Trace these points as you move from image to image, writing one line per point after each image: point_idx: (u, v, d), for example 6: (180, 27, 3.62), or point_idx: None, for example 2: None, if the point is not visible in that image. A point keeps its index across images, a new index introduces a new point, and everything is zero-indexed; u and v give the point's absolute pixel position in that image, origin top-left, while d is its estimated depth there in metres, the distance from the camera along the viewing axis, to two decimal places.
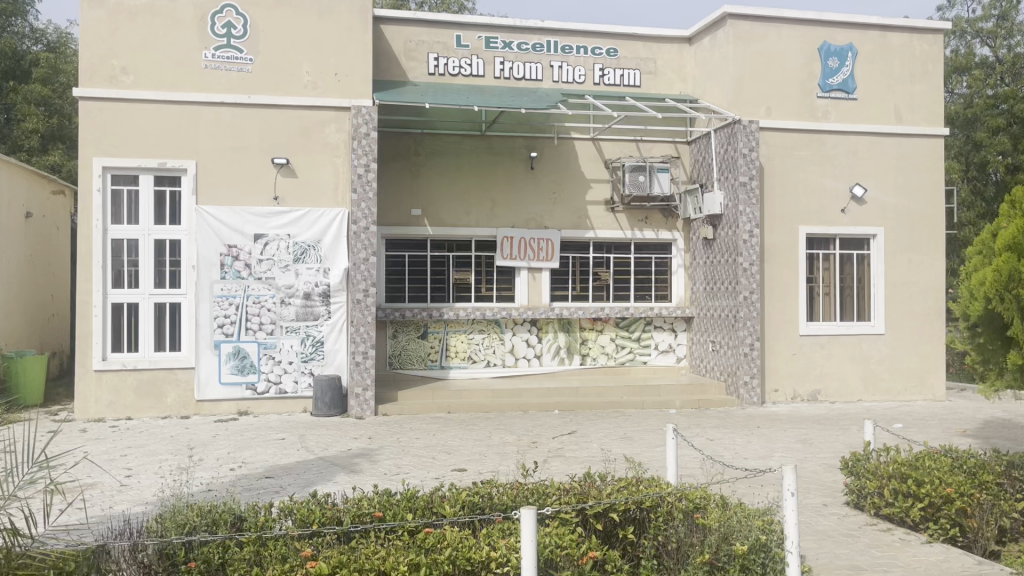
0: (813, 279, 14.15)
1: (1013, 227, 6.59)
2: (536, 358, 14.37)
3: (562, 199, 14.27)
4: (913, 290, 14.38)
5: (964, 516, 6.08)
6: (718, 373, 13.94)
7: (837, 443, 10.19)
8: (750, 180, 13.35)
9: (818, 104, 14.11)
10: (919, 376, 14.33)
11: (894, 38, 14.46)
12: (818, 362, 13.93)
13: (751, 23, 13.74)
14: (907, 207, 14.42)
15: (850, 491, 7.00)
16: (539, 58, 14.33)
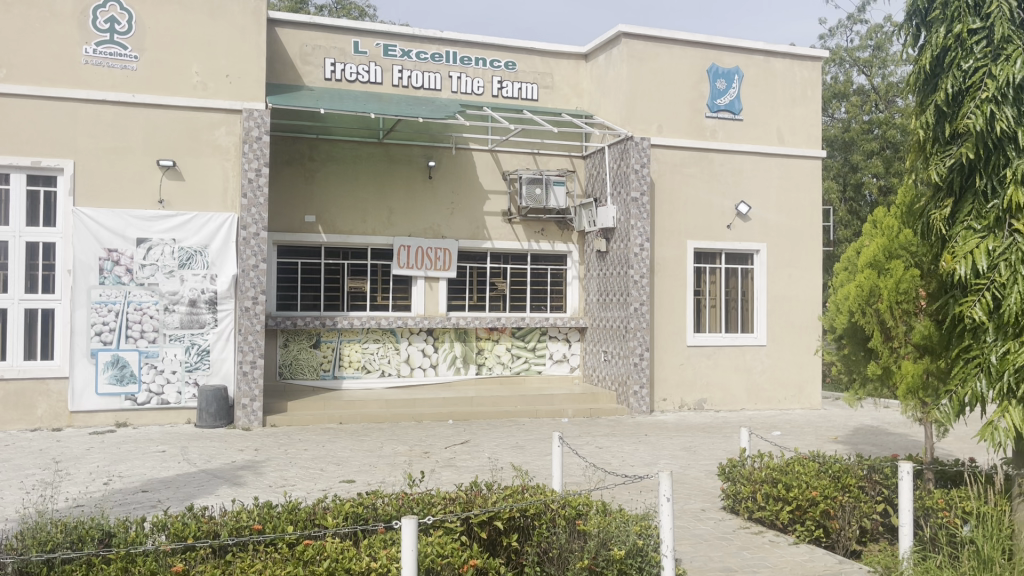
0: (700, 292, 14.66)
1: (874, 246, 7.09)
2: (431, 368, 14.34)
3: (459, 210, 14.32)
4: (793, 303, 15.10)
5: (827, 518, 6.45)
6: (610, 383, 14.25)
7: (719, 450, 10.60)
8: (642, 195, 13.75)
9: (706, 123, 14.67)
10: (797, 385, 15.05)
11: (777, 63, 15.21)
12: (704, 372, 14.43)
13: (644, 43, 14.21)
14: (788, 225, 15.15)
15: (727, 496, 7.30)
16: (438, 68, 14.36)
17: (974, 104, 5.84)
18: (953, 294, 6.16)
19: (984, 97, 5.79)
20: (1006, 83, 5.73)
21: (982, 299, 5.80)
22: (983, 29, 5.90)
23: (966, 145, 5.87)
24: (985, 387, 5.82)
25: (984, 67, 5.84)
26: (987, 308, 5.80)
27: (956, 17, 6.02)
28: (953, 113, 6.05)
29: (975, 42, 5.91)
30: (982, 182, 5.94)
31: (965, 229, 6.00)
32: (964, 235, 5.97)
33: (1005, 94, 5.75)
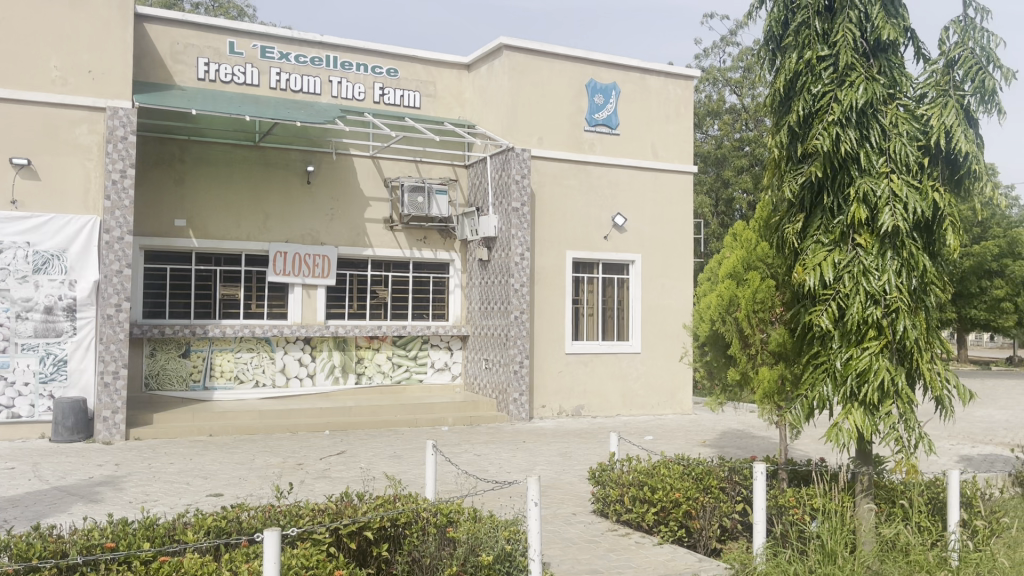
0: (578, 301, 14.99)
1: (735, 257, 7.51)
2: (308, 377, 14.03)
3: (339, 216, 14.09)
4: (666, 312, 15.66)
5: (689, 518, 6.72)
6: (490, 391, 14.36)
7: (593, 455, 10.86)
8: (522, 206, 13.96)
9: (584, 137, 15.04)
10: (670, 391, 15.60)
11: (652, 81, 15.77)
12: (581, 379, 14.75)
13: (525, 55, 14.45)
14: (662, 237, 15.71)
15: (597, 499, 7.51)
16: (318, 72, 14.13)
17: (822, 125, 6.21)
18: (804, 304, 6.58)
19: (831, 119, 6.17)
20: (850, 107, 6.13)
21: (829, 309, 6.22)
22: (830, 56, 6.29)
23: (815, 164, 6.25)
24: (831, 391, 6.23)
25: (831, 92, 6.22)
26: (833, 317, 6.22)
27: (806, 44, 6.38)
28: (804, 134, 6.42)
29: (823, 68, 6.30)
30: (829, 200, 6.36)
31: (815, 242, 6.39)
32: (813, 248, 6.35)
33: (849, 117, 6.16)
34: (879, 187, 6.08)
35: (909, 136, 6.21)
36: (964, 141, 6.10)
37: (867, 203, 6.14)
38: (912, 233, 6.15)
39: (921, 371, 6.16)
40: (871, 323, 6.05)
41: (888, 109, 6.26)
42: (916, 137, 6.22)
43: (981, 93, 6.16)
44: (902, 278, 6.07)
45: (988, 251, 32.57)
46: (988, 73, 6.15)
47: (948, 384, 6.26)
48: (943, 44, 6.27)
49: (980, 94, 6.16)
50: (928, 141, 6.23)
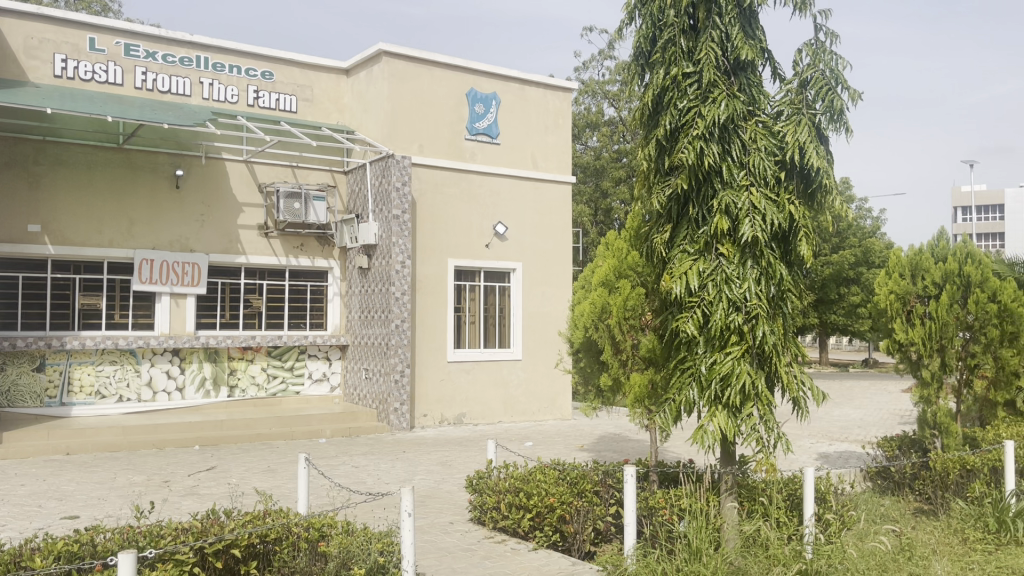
0: (460, 309, 14.99)
1: (607, 266, 7.80)
2: (177, 391, 13.42)
3: (210, 222, 13.57)
4: (546, 319, 15.89)
5: (563, 522, 6.82)
6: (370, 401, 14.18)
7: (473, 463, 10.88)
8: (403, 213, 13.84)
9: (465, 145, 15.09)
10: (551, 397, 15.84)
11: (531, 92, 16.01)
12: (463, 387, 14.75)
13: (404, 62, 14.37)
14: (541, 245, 15.94)
15: (474, 507, 7.53)
16: (187, 73, 13.60)
17: (687, 140, 6.44)
18: (671, 311, 6.81)
19: (696, 133, 6.40)
20: (712, 123, 6.38)
21: (694, 316, 6.45)
22: (695, 73, 6.54)
23: (680, 177, 6.48)
24: (696, 396, 6.48)
25: (695, 108, 6.46)
26: (698, 324, 6.46)
27: (672, 61, 6.61)
28: (671, 147, 6.66)
29: (688, 84, 6.54)
30: (694, 211, 6.62)
31: (682, 251, 6.62)
32: (680, 257, 6.58)
33: (712, 132, 6.41)
34: (740, 200, 6.37)
35: (767, 151, 6.53)
36: (816, 157, 6.46)
37: (729, 215, 6.40)
38: (770, 243, 6.47)
39: (779, 374, 6.50)
40: (733, 329, 6.33)
41: (748, 125, 6.57)
42: (773, 152, 6.55)
43: (831, 112, 6.53)
44: (761, 286, 6.38)
45: (846, 260, 34.64)
46: (836, 94, 6.53)
47: (803, 386, 6.62)
48: (798, 64, 6.61)
49: (830, 112, 6.53)
50: (784, 156, 6.57)
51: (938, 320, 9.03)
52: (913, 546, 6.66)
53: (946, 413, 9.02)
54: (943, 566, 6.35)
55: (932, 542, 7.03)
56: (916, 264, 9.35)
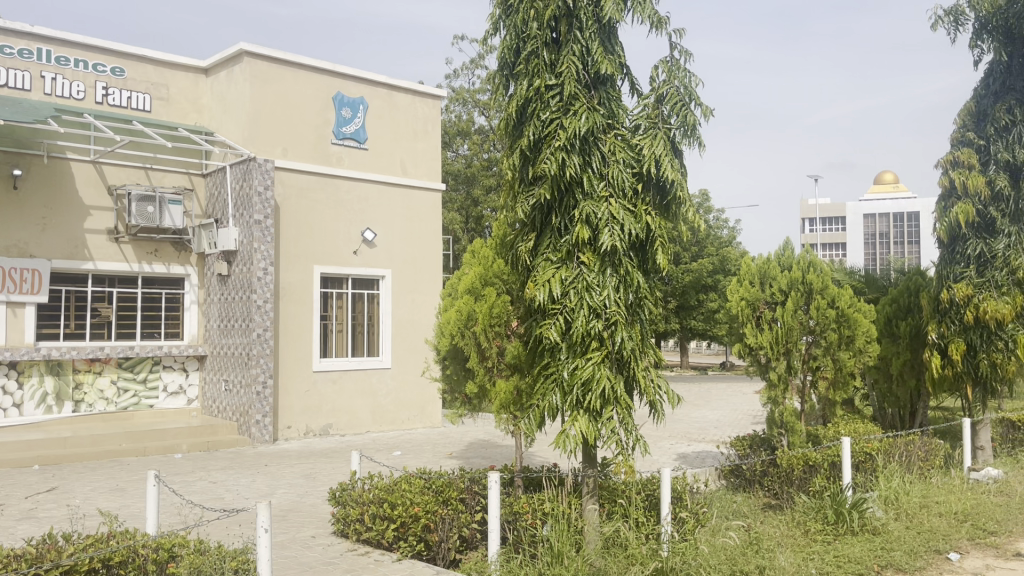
0: (326, 316, 14.66)
1: (473, 274, 7.87)
2: (15, 408, 12.37)
3: (53, 226, 12.70)
4: (415, 326, 15.78)
5: (427, 531, 6.77)
6: (230, 414, 13.66)
7: (338, 475, 10.67)
8: (265, 218, 13.42)
9: (331, 150, 14.81)
10: (420, 406, 15.75)
11: (400, 98, 15.90)
12: (330, 396, 14.42)
13: (267, 64, 13.95)
14: (410, 251, 15.84)
15: (337, 520, 7.38)
16: (27, 66, 12.68)
17: (549, 150, 6.55)
18: (535, 318, 6.90)
19: (558, 144, 6.52)
20: (573, 135, 6.52)
21: (557, 322, 6.57)
22: (556, 85, 6.66)
23: (543, 186, 6.59)
24: (559, 401, 6.60)
25: (557, 119, 6.59)
26: (560, 330, 6.58)
27: (535, 73, 6.71)
28: (534, 158, 6.76)
29: (550, 96, 6.66)
30: (557, 220, 6.75)
31: (545, 260, 6.73)
32: (544, 265, 6.68)
33: (573, 144, 6.55)
34: (600, 210, 6.54)
35: (625, 163, 6.74)
36: (671, 169, 6.71)
37: (590, 224, 6.56)
38: (628, 251, 6.68)
39: (636, 379, 6.72)
40: (593, 335, 6.49)
41: (607, 137, 6.76)
42: (631, 164, 6.77)
43: (684, 127, 6.80)
44: (620, 293, 6.58)
45: (704, 268, 36.29)
46: (689, 110, 6.81)
47: (659, 390, 6.86)
48: (654, 80, 6.84)
49: (684, 127, 6.80)
50: (641, 168, 6.79)
51: (784, 325, 9.61)
52: (760, 539, 7.03)
53: (792, 412, 9.59)
54: (786, 557, 6.72)
55: (778, 535, 7.44)
56: (764, 272, 9.88)
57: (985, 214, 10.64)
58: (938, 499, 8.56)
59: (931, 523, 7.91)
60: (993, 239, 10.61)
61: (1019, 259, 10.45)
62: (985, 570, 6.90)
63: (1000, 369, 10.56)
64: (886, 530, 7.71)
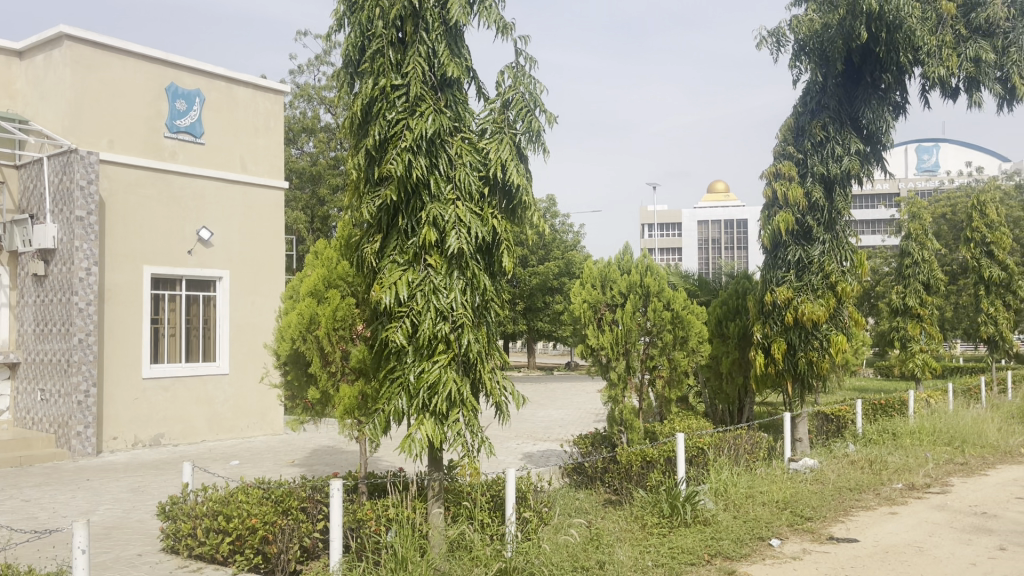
0: (158, 319, 13.79)
1: (316, 276, 7.66)
2: None
3: None
4: (255, 330, 15.17)
5: (265, 543, 6.46)
6: (47, 426, 12.62)
7: (169, 487, 10.09)
8: (88, 215, 12.49)
9: (163, 143, 13.99)
10: (260, 412, 15.18)
11: (239, 91, 15.24)
12: (161, 405, 13.58)
13: (91, 49, 13.00)
14: (250, 252, 15.23)
15: (166, 536, 6.96)
16: None
17: (396, 151, 6.44)
18: (381, 321, 6.76)
19: (404, 146, 6.42)
20: (420, 136, 6.44)
21: (404, 325, 6.46)
22: (403, 86, 6.57)
23: (389, 188, 6.47)
24: (405, 405, 6.49)
25: (403, 120, 6.50)
26: (407, 333, 6.48)
27: (381, 72, 6.59)
28: (380, 158, 6.64)
29: (396, 96, 6.56)
30: (403, 222, 6.64)
31: (391, 262, 6.60)
32: (390, 268, 6.54)
33: (420, 145, 6.48)
34: (447, 213, 6.50)
35: (471, 166, 6.75)
36: (517, 174, 6.78)
37: (437, 227, 6.51)
38: (475, 254, 6.69)
39: (482, 381, 6.74)
40: (440, 338, 6.45)
41: (454, 140, 6.74)
42: (478, 168, 6.79)
43: (530, 133, 6.88)
44: (466, 296, 6.58)
45: (551, 271, 37.14)
46: (534, 116, 6.89)
47: (505, 391, 6.91)
48: (500, 85, 6.88)
49: (529, 133, 6.88)
50: (488, 172, 6.82)
51: (623, 327, 9.97)
52: (600, 535, 7.24)
53: (630, 410, 9.97)
54: (625, 551, 6.96)
55: (617, 530, 7.68)
56: (605, 275, 10.20)
57: (803, 223, 11.52)
58: (762, 489, 9.14)
59: (755, 512, 8.45)
60: (810, 246, 11.49)
61: (832, 265, 11.35)
62: (802, 554, 7.42)
63: (815, 366, 11.43)
64: (715, 521, 8.14)
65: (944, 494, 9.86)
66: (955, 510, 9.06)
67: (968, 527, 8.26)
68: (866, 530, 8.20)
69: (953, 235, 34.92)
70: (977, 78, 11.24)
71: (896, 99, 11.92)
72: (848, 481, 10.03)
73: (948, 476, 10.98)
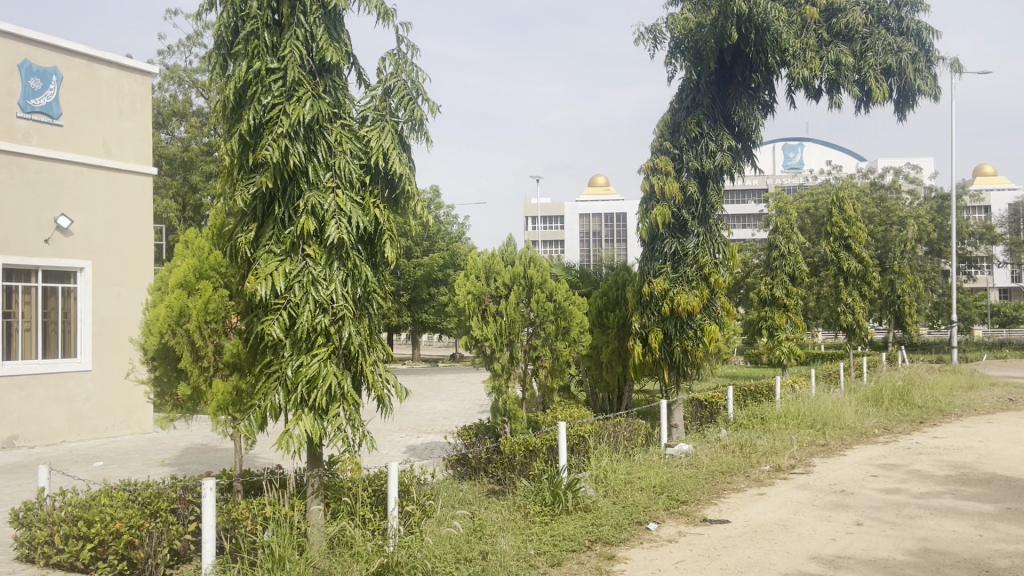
0: (11, 313, 12.83)
1: (186, 266, 7.32)
2: None
3: None
4: (122, 323, 14.39)
5: (131, 548, 6.13)
6: None
7: (24, 492, 9.43)
8: None
9: (16, 124, 13.01)
10: (127, 410, 14.44)
11: (101, 71, 14.36)
12: (15, 404, 12.67)
13: None
14: (115, 241, 14.42)
15: (19, 545, 6.50)
16: None
17: (271, 137, 6.19)
18: (257, 314, 6.49)
19: (281, 131, 6.18)
20: (297, 122, 6.23)
21: (280, 318, 6.21)
22: (279, 69, 6.33)
23: (265, 174, 6.21)
24: (282, 400, 6.25)
25: (280, 105, 6.25)
26: (284, 327, 6.24)
27: (255, 55, 6.31)
28: (255, 144, 6.37)
29: (272, 80, 6.31)
30: (280, 210, 6.39)
31: (267, 252, 6.34)
32: (265, 258, 6.29)
33: (297, 131, 6.26)
34: (326, 201, 6.31)
35: (352, 154, 6.58)
36: (399, 163, 6.67)
37: (315, 216, 6.32)
38: (356, 245, 6.53)
39: (364, 374, 6.60)
40: (319, 330, 6.25)
41: (333, 127, 6.54)
42: (358, 156, 6.62)
43: (412, 121, 6.78)
44: (347, 287, 6.42)
45: (435, 262, 36.98)
46: (416, 104, 6.79)
47: (387, 384, 6.81)
48: (381, 72, 6.73)
49: (412, 122, 6.78)
50: (369, 160, 6.67)
51: (506, 318, 10.01)
52: (483, 525, 7.25)
53: (514, 400, 10.04)
54: (507, 540, 6.99)
55: (500, 519, 7.70)
56: (489, 267, 10.20)
57: (679, 216, 11.89)
58: (640, 474, 9.40)
59: (634, 497, 8.68)
60: (685, 239, 11.87)
61: (706, 257, 11.78)
62: (678, 536, 7.67)
63: (690, 354, 11.86)
64: (595, 507, 8.31)
65: (807, 475, 10.44)
66: (817, 489, 9.60)
67: (829, 504, 8.77)
68: (737, 510, 8.57)
69: (815, 229, 36.95)
70: (837, 80, 11.85)
71: (764, 98, 12.48)
72: (720, 465, 10.45)
73: (810, 457, 11.63)
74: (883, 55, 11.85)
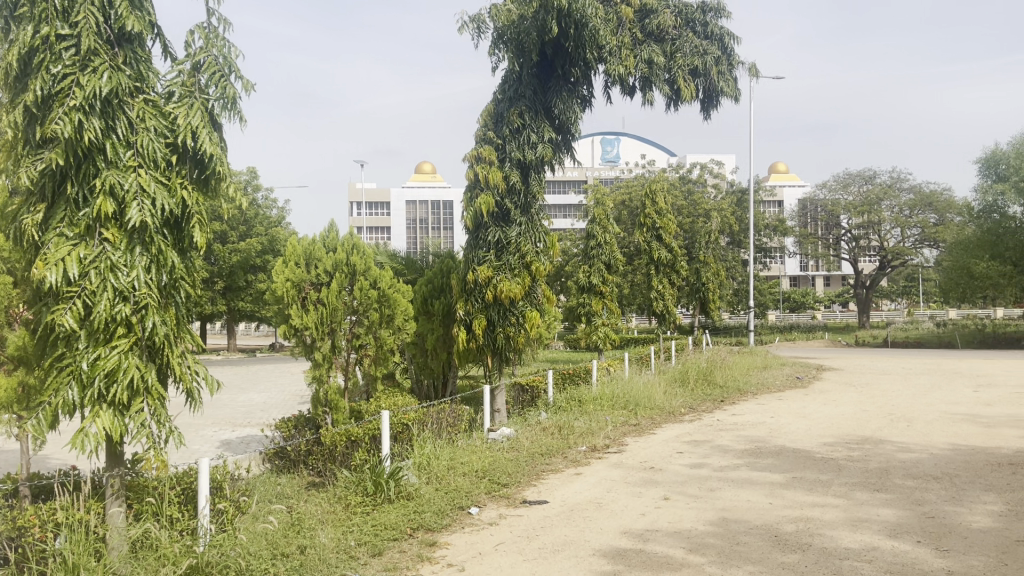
0: None
1: None
2: None
3: None
4: None
5: None
6: None
7: None
8: None
9: None
10: None
11: None
12: None
13: None
14: None
15: None
16: None
17: (62, 110, 5.63)
18: (46, 303, 5.93)
19: (73, 104, 5.66)
20: (93, 95, 5.73)
21: (74, 307, 5.69)
22: (70, 36, 5.80)
23: (55, 151, 5.66)
24: (76, 396, 5.72)
25: (72, 75, 5.72)
26: (78, 316, 5.73)
27: (42, 19, 5.73)
28: (43, 117, 5.81)
29: (62, 48, 5.76)
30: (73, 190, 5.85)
31: (56, 235, 5.79)
32: (55, 242, 5.73)
33: (92, 105, 5.75)
34: (126, 181, 5.86)
35: (155, 132, 6.14)
36: (209, 143, 6.30)
37: (113, 197, 5.85)
38: (160, 229, 6.12)
39: (170, 366, 6.21)
40: (119, 320, 5.81)
41: (134, 102, 6.07)
42: (163, 134, 6.19)
43: (223, 99, 6.43)
44: (150, 274, 6.00)
45: (253, 249, 35.54)
46: (228, 81, 6.44)
47: (195, 376, 6.47)
48: (189, 46, 6.32)
49: (223, 100, 6.43)
50: (174, 139, 6.26)
51: (328, 306, 9.76)
52: (302, 519, 7.07)
53: (335, 390, 9.81)
54: (327, 533, 6.85)
55: (319, 512, 7.50)
56: (309, 254, 9.86)
57: (502, 205, 12.06)
58: (462, 460, 9.49)
59: (457, 482, 8.77)
60: (507, 228, 12.06)
61: (527, 245, 12.03)
62: (498, 519, 7.82)
63: (512, 340, 12.12)
64: (418, 494, 8.30)
65: (620, 453, 10.97)
66: (629, 467, 10.10)
67: (639, 481, 9.26)
68: (554, 491, 8.86)
69: (630, 219, 38.84)
70: (649, 78, 12.46)
71: (583, 92, 12.88)
72: (540, 447, 10.77)
73: (623, 436, 12.24)
74: (689, 56, 12.58)
